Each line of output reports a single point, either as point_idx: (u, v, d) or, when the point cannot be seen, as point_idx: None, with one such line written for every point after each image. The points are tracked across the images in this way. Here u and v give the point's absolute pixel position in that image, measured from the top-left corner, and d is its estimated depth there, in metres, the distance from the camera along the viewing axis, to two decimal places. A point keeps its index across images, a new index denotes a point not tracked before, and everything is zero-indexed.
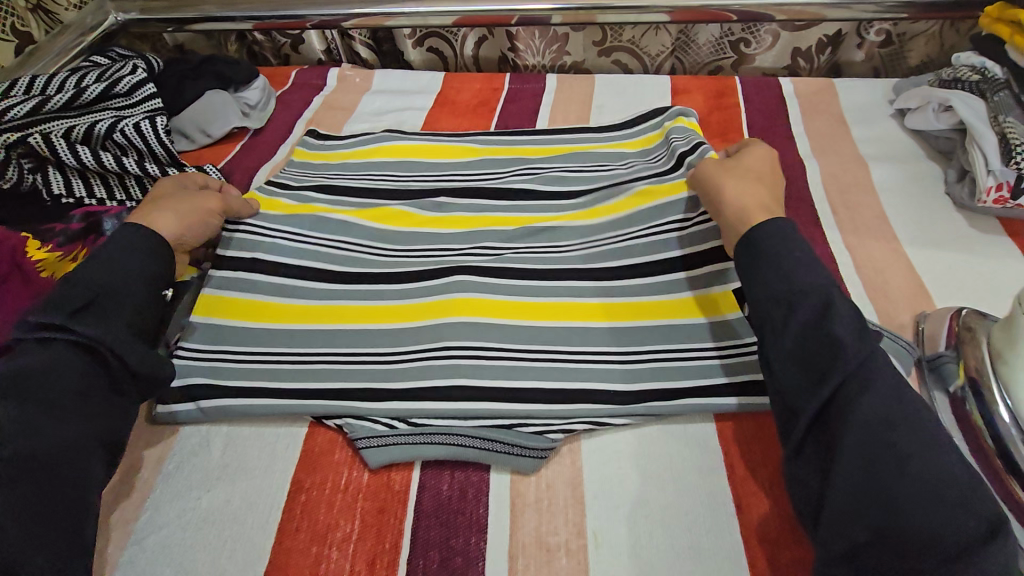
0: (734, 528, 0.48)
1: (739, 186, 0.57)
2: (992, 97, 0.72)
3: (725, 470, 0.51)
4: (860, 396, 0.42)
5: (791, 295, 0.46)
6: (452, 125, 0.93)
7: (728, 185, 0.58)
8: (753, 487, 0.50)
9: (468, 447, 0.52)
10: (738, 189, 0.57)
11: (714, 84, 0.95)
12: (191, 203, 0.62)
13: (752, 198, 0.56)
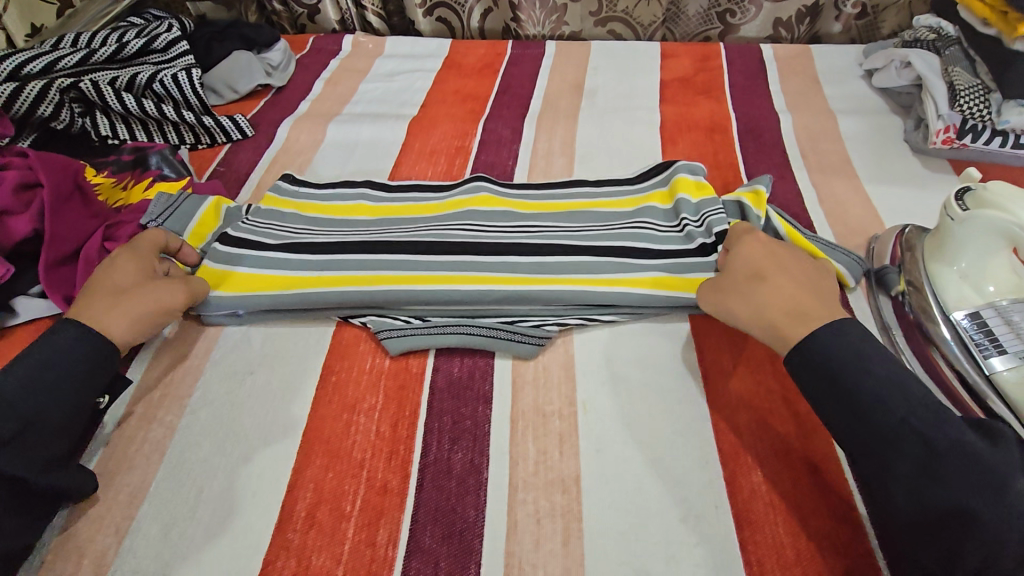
0: (702, 398, 0.56)
1: (749, 297, 0.50)
2: (944, 52, 0.80)
3: (696, 355, 0.59)
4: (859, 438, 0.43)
5: (871, 412, 0.41)
6: (459, 84, 1.01)
7: (737, 306, 0.50)
8: (719, 367, 0.58)
9: (477, 335, 0.61)
10: (749, 303, 0.50)
11: (701, 50, 1.04)
12: (150, 299, 0.56)
13: (770, 304, 0.48)
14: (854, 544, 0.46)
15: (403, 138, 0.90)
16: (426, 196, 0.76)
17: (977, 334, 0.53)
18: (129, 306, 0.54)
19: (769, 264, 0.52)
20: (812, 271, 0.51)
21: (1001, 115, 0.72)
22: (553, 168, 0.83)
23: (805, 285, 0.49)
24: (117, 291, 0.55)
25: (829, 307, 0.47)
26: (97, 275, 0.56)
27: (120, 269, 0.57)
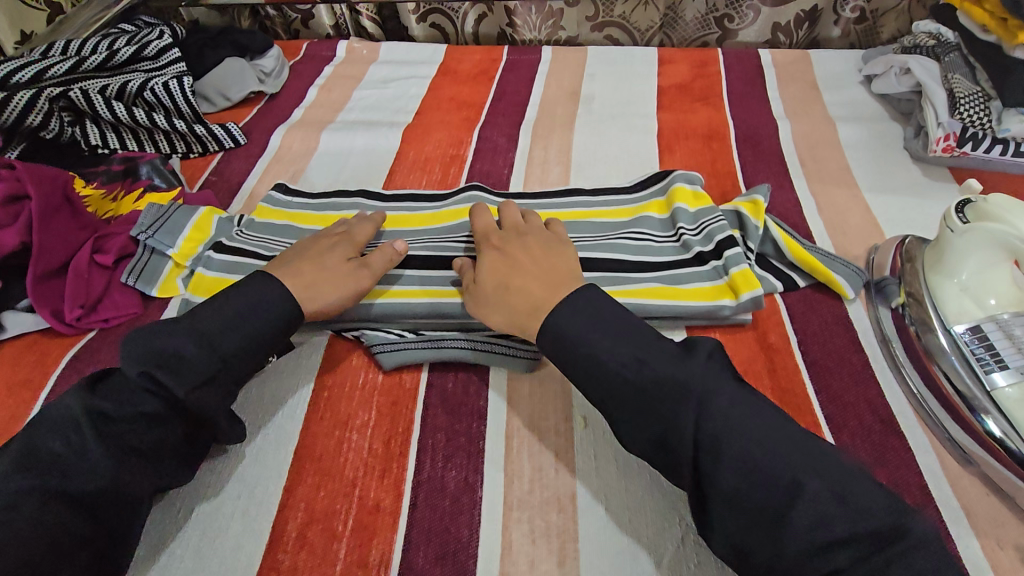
0: None
1: (492, 301, 0.55)
2: (944, 58, 0.79)
3: None
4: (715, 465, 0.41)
5: (703, 412, 0.42)
6: (455, 91, 1.00)
7: (494, 313, 0.55)
8: None
9: (472, 350, 0.60)
10: (497, 306, 0.54)
11: (698, 56, 1.03)
12: (328, 274, 0.59)
13: (515, 290, 0.53)
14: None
15: (398, 146, 0.89)
16: (422, 207, 0.75)
17: (977, 348, 0.52)
18: (335, 288, 0.58)
19: (496, 263, 0.57)
20: (542, 256, 0.57)
21: (1001, 123, 0.71)
22: (549, 176, 0.82)
23: (517, 265, 0.56)
24: (327, 269, 0.59)
25: (554, 286, 0.52)
26: (315, 249, 0.61)
27: (341, 251, 0.62)
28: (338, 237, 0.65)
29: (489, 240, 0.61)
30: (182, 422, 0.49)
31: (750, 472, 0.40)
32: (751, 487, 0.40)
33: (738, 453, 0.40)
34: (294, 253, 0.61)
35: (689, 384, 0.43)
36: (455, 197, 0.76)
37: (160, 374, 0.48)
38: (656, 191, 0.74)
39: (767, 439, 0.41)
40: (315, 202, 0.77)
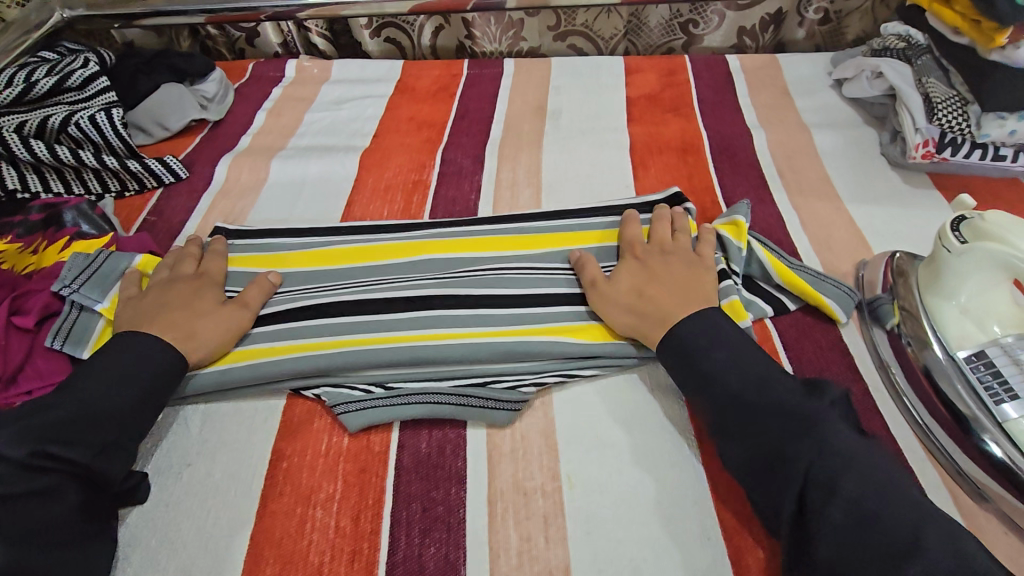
0: (697, 464, 0.51)
1: (620, 303, 0.56)
2: (916, 62, 0.77)
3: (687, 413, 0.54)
4: (826, 500, 0.40)
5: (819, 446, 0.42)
6: (414, 110, 0.94)
7: (617, 313, 0.56)
8: None
9: (445, 404, 0.54)
10: (621, 309, 0.56)
11: (665, 64, 1.00)
12: (208, 315, 0.57)
13: (650, 305, 0.54)
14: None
15: (356, 173, 0.83)
16: (384, 240, 0.69)
17: (984, 373, 0.49)
18: (211, 331, 0.56)
19: (634, 270, 0.59)
20: (679, 268, 0.58)
21: (980, 129, 0.68)
22: (519, 200, 0.77)
23: (658, 280, 0.56)
24: (201, 315, 0.57)
25: (690, 305, 0.53)
26: (174, 295, 0.58)
27: (208, 295, 0.59)
28: (196, 279, 0.61)
29: (634, 248, 0.62)
30: (75, 492, 0.45)
31: (865, 514, 0.39)
32: (869, 530, 0.38)
33: (857, 492, 0.40)
34: (153, 302, 0.58)
35: (807, 418, 0.43)
36: (419, 228, 0.70)
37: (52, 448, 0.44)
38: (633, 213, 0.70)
39: (886, 487, 0.40)
40: (266, 241, 0.70)
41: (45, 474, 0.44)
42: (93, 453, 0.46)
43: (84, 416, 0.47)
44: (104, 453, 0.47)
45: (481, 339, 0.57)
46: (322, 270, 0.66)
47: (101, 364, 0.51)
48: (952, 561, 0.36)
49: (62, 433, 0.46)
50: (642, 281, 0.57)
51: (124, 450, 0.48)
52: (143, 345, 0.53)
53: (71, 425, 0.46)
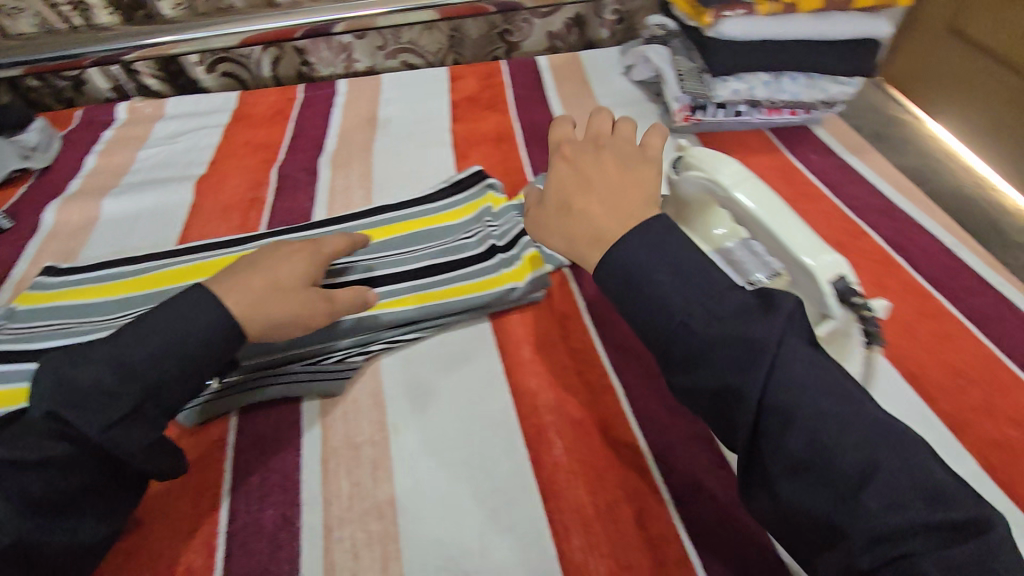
0: (506, 391, 0.59)
1: (556, 227, 0.49)
2: (670, 45, 0.93)
3: (498, 353, 0.62)
4: (782, 432, 0.38)
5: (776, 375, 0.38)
6: (250, 135, 0.98)
7: (554, 237, 0.50)
8: (524, 357, 0.62)
9: (277, 385, 0.58)
10: (558, 233, 0.50)
11: (484, 68, 1.11)
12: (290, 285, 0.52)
13: (578, 226, 0.48)
14: (645, 481, 0.51)
15: (192, 199, 0.85)
16: (220, 256, 0.73)
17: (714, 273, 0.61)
18: (286, 305, 0.51)
19: (568, 177, 0.51)
20: (622, 173, 0.50)
21: (713, 91, 0.82)
22: (352, 203, 0.83)
23: (596, 193, 0.48)
24: (279, 282, 0.51)
25: (631, 217, 0.46)
26: (267, 259, 0.53)
27: (292, 261, 0.54)
28: (304, 247, 0.57)
29: (566, 149, 0.53)
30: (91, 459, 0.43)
31: (822, 445, 0.37)
32: (824, 461, 0.36)
33: (814, 421, 0.37)
34: (241, 267, 0.52)
35: (758, 347, 0.39)
36: (255, 241, 0.75)
37: (67, 415, 0.42)
38: (453, 199, 0.78)
39: (841, 416, 0.37)
40: (101, 274, 0.73)
41: (58, 441, 0.42)
42: (101, 427, 0.42)
43: (102, 386, 0.43)
44: (119, 427, 0.43)
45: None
46: (158, 292, 0.69)
47: (143, 324, 0.46)
48: (911, 478, 0.35)
49: (72, 400, 0.42)
50: (568, 198, 0.50)
51: (147, 419, 0.45)
52: (192, 303, 0.47)
53: (85, 393, 0.42)
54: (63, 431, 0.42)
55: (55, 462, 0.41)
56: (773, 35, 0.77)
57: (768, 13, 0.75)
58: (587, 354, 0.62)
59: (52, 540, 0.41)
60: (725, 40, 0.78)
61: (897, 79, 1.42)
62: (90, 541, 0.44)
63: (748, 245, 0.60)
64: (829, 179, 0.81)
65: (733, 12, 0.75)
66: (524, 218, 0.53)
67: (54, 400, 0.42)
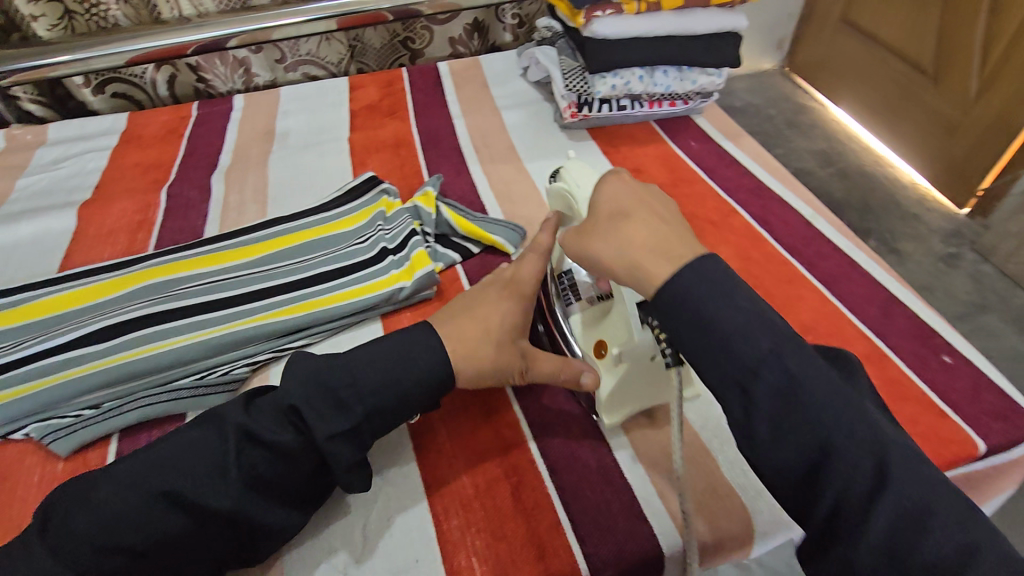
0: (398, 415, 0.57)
1: (612, 242, 0.49)
2: (556, 45, 0.97)
3: None
4: (870, 507, 0.37)
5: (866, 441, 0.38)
6: (141, 156, 0.96)
7: (602, 243, 0.50)
8: None
9: (155, 404, 0.58)
10: (611, 242, 0.49)
11: (385, 76, 1.12)
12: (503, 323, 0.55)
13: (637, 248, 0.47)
14: (524, 461, 0.53)
15: (75, 226, 0.82)
16: (101, 279, 0.71)
17: (561, 288, 0.63)
18: (506, 354, 0.53)
19: (631, 201, 0.51)
20: (666, 211, 0.51)
21: (593, 88, 0.86)
22: (245, 216, 0.83)
23: (661, 224, 0.49)
24: (491, 328, 0.54)
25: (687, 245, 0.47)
26: (484, 304, 0.56)
27: (508, 305, 0.56)
28: (505, 282, 0.58)
29: (624, 177, 0.54)
30: (310, 459, 0.47)
31: (913, 520, 0.36)
32: (918, 541, 0.36)
33: (901, 489, 0.37)
34: (458, 310, 0.56)
35: (839, 408, 0.39)
36: (140, 261, 0.73)
37: (307, 416, 0.46)
38: (346, 205, 0.78)
39: (927, 495, 0.37)
40: None
41: (287, 431, 0.46)
42: (325, 435, 0.46)
43: (333, 394, 0.47)
44: (341, 437, 0.47)
45: (192, 339, 0.61)
46: (34, 323, 0.67)
47: (373, 358, 0.50)
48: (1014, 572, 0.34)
49: (319, 402, 0.47)
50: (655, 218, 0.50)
51: (354, 438, 0.48)
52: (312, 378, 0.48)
53: (330, 395, 0.47)
54: (293, 423, 0.47)
55: (283, 451, 0.46)
56: (644, 33, 0.82)
57: (636, 12, 0.80)
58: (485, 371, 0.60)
59: (265, 516, 0.46)
60: (599, 39, 0.82)
61: (817, 75, 1.77)
62: (289, 527, 0.47)
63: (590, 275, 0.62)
64: (707, 164, 0.86)
65: (604, 13, 0.80)
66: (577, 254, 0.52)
67: (355, 397, 0.48)
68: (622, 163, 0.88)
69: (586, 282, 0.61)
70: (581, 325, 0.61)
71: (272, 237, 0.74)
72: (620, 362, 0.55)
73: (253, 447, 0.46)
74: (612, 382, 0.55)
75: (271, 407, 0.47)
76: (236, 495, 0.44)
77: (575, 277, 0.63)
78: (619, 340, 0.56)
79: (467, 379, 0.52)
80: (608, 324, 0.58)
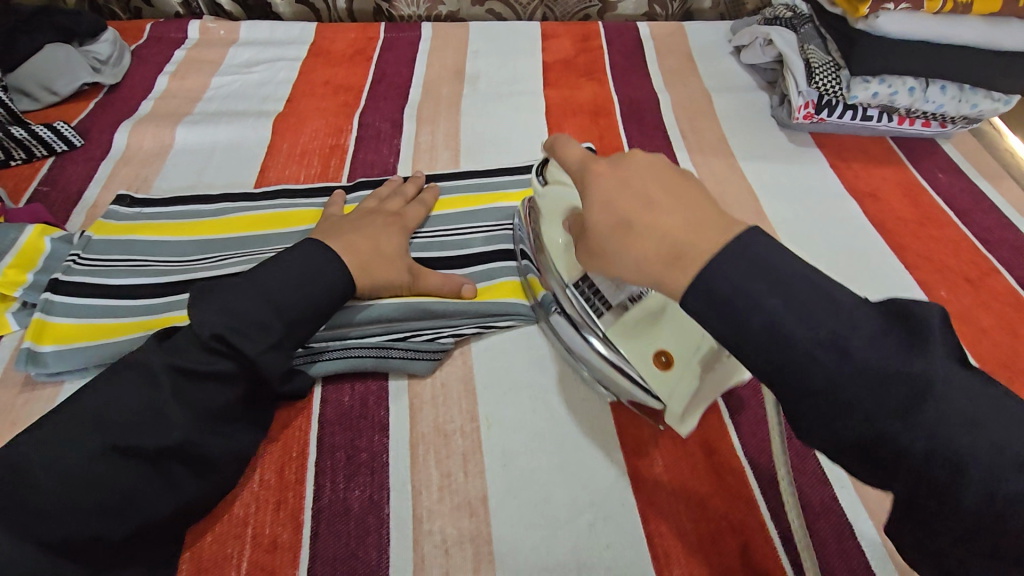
0: (625, 478, 0.51)
1: (610, 250, 0.40)
2: (801, 29, 0.84)
3: (609, 398, 0.56)
4: None
5: None
6: (330, 74, 0.92)
7: (613, 259, 0.40)
8: (647, 449, 0.52)
9: (366, 358, 0.56)
10: (618, 258, 0.39)
11: (581, 28, 1.02)
12: (382, 230, 0.60)
13: (643, 250, 0.37)
14: (745, 493, 0.50)
15: (269, 139, 0.80)
16: (303, 207, 0.70)
17: (580, 295, 0.53)
18: (390, 269, 0.57)
19: (610, 192, 0.40)
20: (663, 193, 0.39)
21: (849, 91, 0.75)
22: (438, 162, 0.79)
23: (673, 209, 0.38)
24: (380, 249, 0.58)
25: (706, 234, 0.36)
26: (372, 230, 0.59)
27: (394, 228, 0.62)
28: (394, 214, 0.64)
29: (596, 163, 0.43)
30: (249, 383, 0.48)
31: None
32: None
33: None
34: (347, 228, 0.58)
35: None
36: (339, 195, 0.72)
37: (232, 338, 0.46)
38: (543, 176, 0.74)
39: None
40: (184, 209, 0.70)
41: (219, 359, 0.46)
42: (260, 348, 0.47)
43: (252, 316, 0.48)
44: (272, 350, 0.48)
45: (404, 293, 0.59)
46: (241, 239, 0.67)
47: (289, 270, 0.51)
48: None
49: (237, 324, 0.47)
50: (665, 199, 0.38)
51: (287, 351, 0.50)
52: (243, 282, 0.49)
53: (245, 317, 0.47)
54: (218, 350, 0.46)
55: (220, 375, 0.46)
56: (935, 38, 0.70)
57: (937, 11, 0.68)
58: (727, 457, 0.52)
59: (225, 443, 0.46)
60: (878, 36, 0.71)
61: None
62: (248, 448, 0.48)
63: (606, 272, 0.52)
64: (959, 205, 0.74)
65: (897, 6, 0.68)
66: (579, 251, 0.43)
67: (275, 313, 0.49)
68: (855, 184, 0.76)
69: (609, 283, 0.52)
70: (619, 336, 0.51)
71: (470, 197, 0.72)
72: (699, 374, 0.46)
73: (185, 381, 0.45)
74: (693, 394, 0.45)
75: (188, 339, 0.47)
76: (188, 424, 0.45)
77: (596, 283, 0.53)
78: (684, 344, 0.48)
79: (364, 291, 0.56)
80: (662, 330, 0.49)
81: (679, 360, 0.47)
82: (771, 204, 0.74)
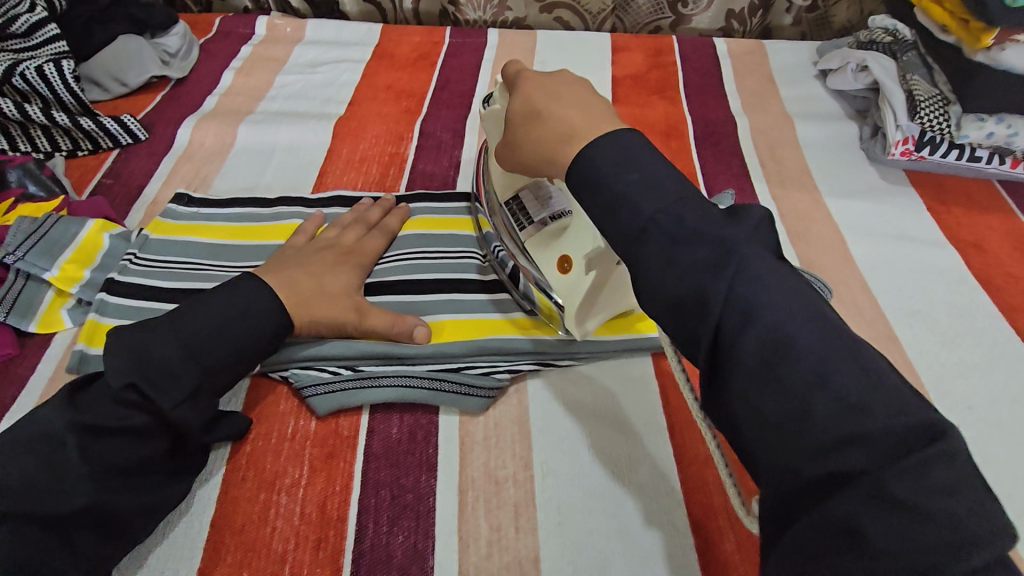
0: (692, 553, 0.46)
1: (523, 135, 0.48)
2: (902, 57, 0.77)
3: (677, 458, 0.51)
4: None
5: None
6: (393, 77, 0.90)
7: (522, 145, 0.48)
8: (719, 522, 0.47)
9: (417, 388, 0.53)
10: (526, 144, 0.47)
11: (653, 42, 0.97)
12: (324, 264, 0.56)
13: (546, 131, 0.45)
14: None
15: (328, 143, 0.79)
16: None
17: (509, 214, 0.60)
18: (334, 308, 0.53)
19: (536, 91, 0.48)
20: (574, 93, 0.47)
21: (959, 130, 0.69)
22: None
23: (583, 104, 0.46)
24: (324, 289, 0.54)
25: (596, 118, 0.44)
26: (318, 265, 0.56)
27: (340, 265, 0.57)
28: (343, 249, 0.59)
29: (526, 73, 0.51)
30: None
31: None
32: None
33: None
34: (289, 265, 0.55)
35: None
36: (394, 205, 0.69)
37: (145, 388, 0.43)
38: None
39: None
40: (239, 212, 0.68)
41: (134, 411, 0.43)
42: (175, 402, 0.44)
43: None
44: (189, 402, 0.45)
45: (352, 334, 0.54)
46: None
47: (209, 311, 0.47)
48: None
49: (150, 374, 0.44)
50: (576, 93, 0.47)
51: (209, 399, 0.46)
52: (160, 325, 0.46)
53: (160, 366, 0.44)
54: (132, 401, 0.43)
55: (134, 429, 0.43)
56: None
57: None
58: None
59: None
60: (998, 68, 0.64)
61: None
62: None
63: (536, 190, 0.59)
64: None
65: None
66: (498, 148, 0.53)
67: None
68: (956, 232, 0.69)
69: (533, 203, 0.59)
70: (534, 246, 0.58)
71: None
72: (588, 272, 0.53)
73: (94, 439, 0.42)
74: (586, 294, 0.53)
75: (100, 393, 0.44)
76: None
77: (522, 201, 0.60)
78: (582, 242, 0.55)
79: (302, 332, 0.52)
80: (566, 240, 0.56)
81: (575, 263, 0.54)
82: (860, 247, 0.68)
